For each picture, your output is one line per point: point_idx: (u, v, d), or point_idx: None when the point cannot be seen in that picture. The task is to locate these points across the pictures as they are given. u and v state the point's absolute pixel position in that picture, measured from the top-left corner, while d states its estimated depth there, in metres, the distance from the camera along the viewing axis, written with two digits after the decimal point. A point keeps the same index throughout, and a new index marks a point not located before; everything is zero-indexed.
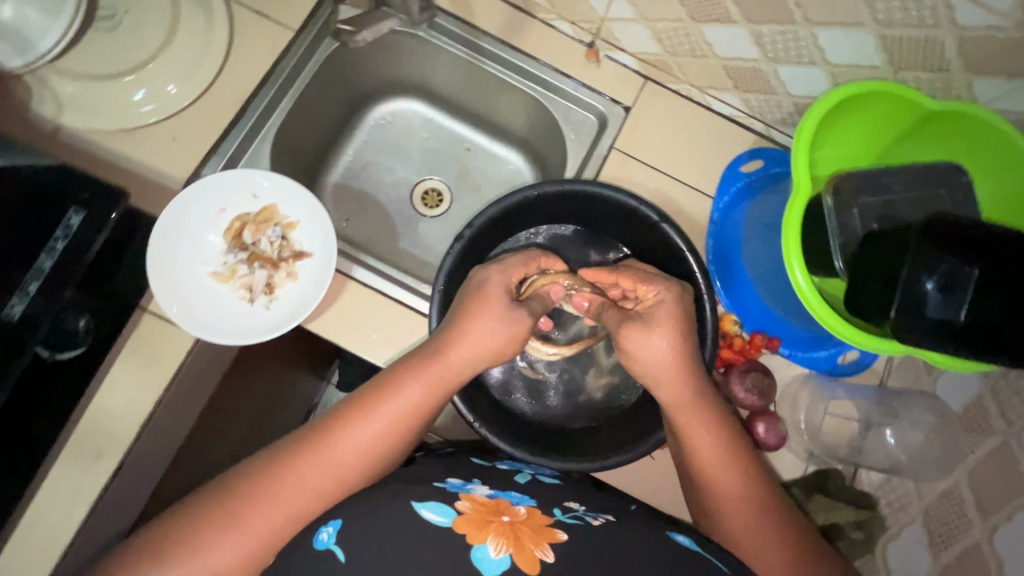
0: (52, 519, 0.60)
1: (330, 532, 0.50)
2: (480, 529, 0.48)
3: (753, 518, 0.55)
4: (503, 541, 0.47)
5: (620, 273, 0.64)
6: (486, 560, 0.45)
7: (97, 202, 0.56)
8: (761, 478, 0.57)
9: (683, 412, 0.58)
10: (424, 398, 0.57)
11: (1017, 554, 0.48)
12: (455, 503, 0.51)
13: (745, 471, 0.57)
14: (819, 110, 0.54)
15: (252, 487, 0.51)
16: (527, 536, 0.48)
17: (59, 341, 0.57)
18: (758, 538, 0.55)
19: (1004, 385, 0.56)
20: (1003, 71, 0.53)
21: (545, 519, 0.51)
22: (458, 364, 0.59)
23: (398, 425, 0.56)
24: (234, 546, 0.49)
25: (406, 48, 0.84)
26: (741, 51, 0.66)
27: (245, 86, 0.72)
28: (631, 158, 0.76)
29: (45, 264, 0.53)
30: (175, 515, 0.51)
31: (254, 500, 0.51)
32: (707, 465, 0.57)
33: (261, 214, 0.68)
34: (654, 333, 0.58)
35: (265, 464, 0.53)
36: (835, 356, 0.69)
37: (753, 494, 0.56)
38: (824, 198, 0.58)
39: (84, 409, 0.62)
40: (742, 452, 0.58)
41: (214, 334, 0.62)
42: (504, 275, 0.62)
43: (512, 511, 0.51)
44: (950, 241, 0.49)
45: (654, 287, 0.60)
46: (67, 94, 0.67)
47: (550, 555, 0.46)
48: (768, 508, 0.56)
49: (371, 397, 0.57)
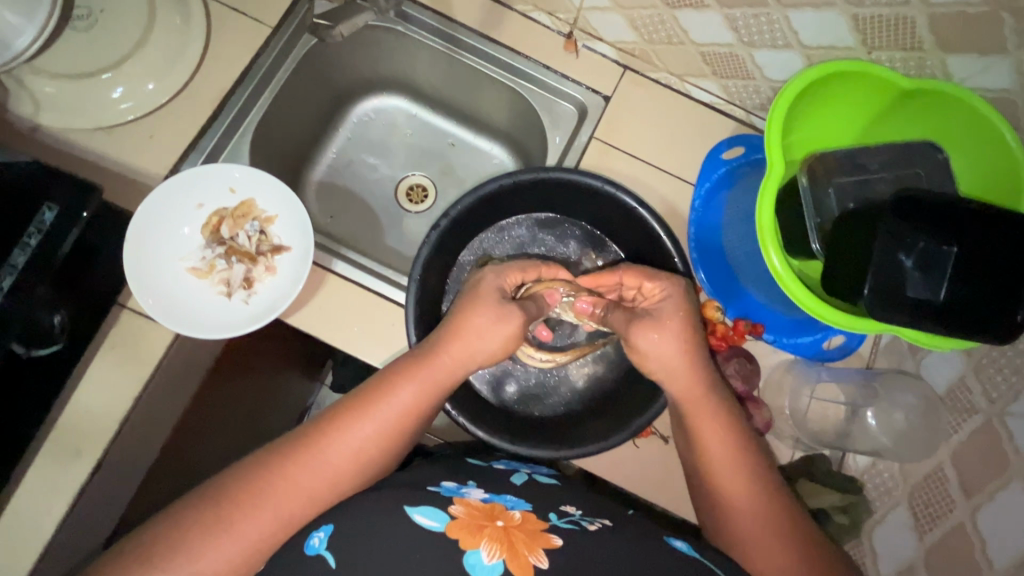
0: (31, 518, 0.60)
1: (322, 538, 0.48)
2: (473, 534, 0.46)
3: (762, 513, 0.53)
4: (496, 546, 0.45)
5: (623, 271, 0.63)
6: (478, 565, 0.43)
7: (71, 198, 0.56)
8: (766, 471, 0.56)
9: (691, 403, 0.57)
10: (418, 399, 0.57)
11: (999, 532, 0.48)
12: (449, 507, 0.49)
13: (750, 463, 0.55)
14: (790, 90, 0.54)
15: (239, 492, 0.49)
16: (522, 541, 0.46)
17: (34, 339, 0.56)
18: (767, 534, 0.52)
19: (986, 364, 0.55)
20: (975, 48, 0.53)
21: (540, 524, 0.49)
22: (452, 366, 0.59)
23: (394, 428, 0.56)
24: (224, 551, 0.48)
25: (385, 43, 0.84)
26: (716, 36, 0.66)
27: (223, 83, 0.72)
28: (611, 147, 0.76)
29: (19, 260, 0.53)
30: (154, 523, 0.49)
31: (240, 506, 0.49)
32: (712, 459, 0.56)
33: (239, 209, 0.68)
34: (658, 332, 0.57)
35: (256, 466, 0.51)
36: (820, 340, 0.68)
37: (759, 487, 0.54)
38: (799, 178, 0.58)
39: (63, 407, 0.62)
40: (747, 444, 0.56)
41: (191, 327, 0.62)
42: (498, 277, 0.64)
43: (506, 516, 0.50)
44: (924, 218, 0.50)
45: (661, 282, 0.60)
46: (45, 94, 0.67)
47: (545, 561, 0.44)
48: (776, 504, 0.53)
49: (363, 399, 0.56)
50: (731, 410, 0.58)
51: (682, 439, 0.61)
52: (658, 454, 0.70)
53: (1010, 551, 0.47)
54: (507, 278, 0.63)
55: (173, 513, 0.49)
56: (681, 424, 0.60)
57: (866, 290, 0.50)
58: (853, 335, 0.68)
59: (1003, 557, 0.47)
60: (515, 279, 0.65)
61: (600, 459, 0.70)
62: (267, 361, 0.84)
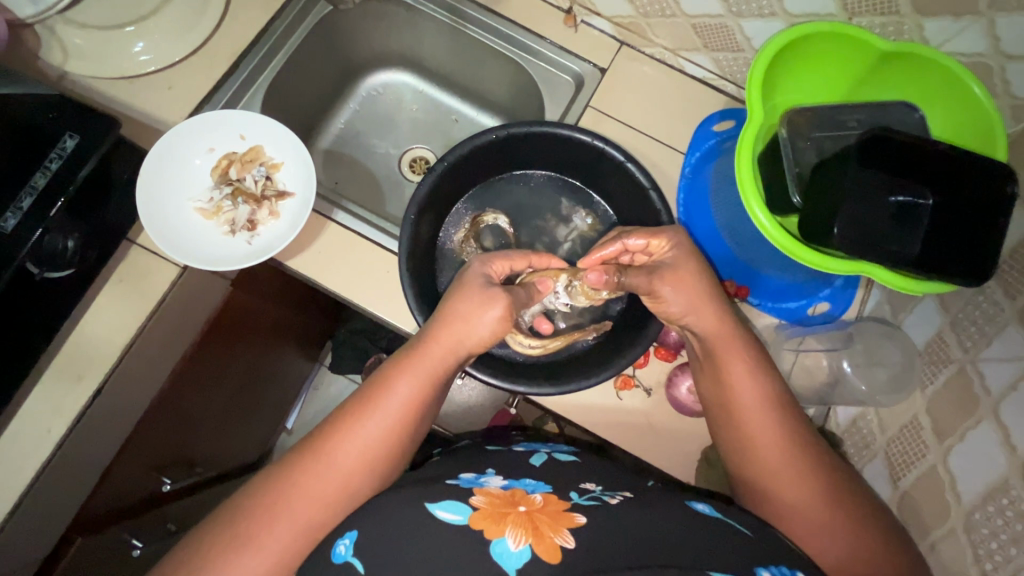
0: (33, 435, 0.62)
1: (348, 544, 0.50)
2: (497, 523, 0.47)
3: (782, 440, 0.55)
4: (521, 532, 0.46)
5: (626, 235, 0.66)
6: (506, 554, 0.44)
7: (91, 129, 0.60)
8: (784, 400, 0.57)
9: (716, 339, 0.60)
10: (417, 389, 0.58)
11: (969, 469, 0.49)
12: (470, 500, 0.50)
13: (773, 395, 0.57)
14: (776, 43, 0.57)
15: (256, 508, 0.52)
16: (546, 524, 0.47)
17: (48, 260, 0.59)
18: (777, 458, 0.54)
19: (962, 317, 0.56)
20: (949, 10, 0.55)
21: (562, 505, 0.50)
22: (448, 357, 0.61)
23: (397, 421, 0.57)
24: (253, 566, 0.50)
25: (394, 17, 0.88)
26: (707, 7, 0.69)
27: (240, 42, 0.77)
28: (605, 116, 0.78)
29: (39, 182, 0.57)
30: (182, 548, 0.51)
31: (258, 521, 0.51)
32: (738, 392, 0.57)
33: (248, 154, 0.73)
34: (667, 284, 0.61)
35: (270, 482, 0.54)
36: (805, 306, 0.70)
37: (778, 415, 0.56)
38: (779, 131, 0.62)
39: (70, 333, 0.65)
40: (768, 375, 0.58)
41: (195, 260, 0.66)
42: (483, 265, 0.67)
43: (528, 501, 0.51)
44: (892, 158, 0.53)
45: (667, 238, 0.63)
46: (74, 44, 0.72)
47: (570, 541, 0.45)
48: (793, 435, 0.55)
49: (366, 398, 0.58)
50: (750, 342, 0.60)
51: (703, 378, 0.62)
52: (642, 410, 0.71)
53: (978, 485, 0.48)
54: (494, 265, 0.67)
55: (199, 537, 0.51)
56: (704, 360, 0.61)
57: (834, 231, 0.52)
58: (837, 302, 0.70)
59: (972, 491, 0.48)
60: (502, 267, 0.68)
61: (585, 412, 0.71)
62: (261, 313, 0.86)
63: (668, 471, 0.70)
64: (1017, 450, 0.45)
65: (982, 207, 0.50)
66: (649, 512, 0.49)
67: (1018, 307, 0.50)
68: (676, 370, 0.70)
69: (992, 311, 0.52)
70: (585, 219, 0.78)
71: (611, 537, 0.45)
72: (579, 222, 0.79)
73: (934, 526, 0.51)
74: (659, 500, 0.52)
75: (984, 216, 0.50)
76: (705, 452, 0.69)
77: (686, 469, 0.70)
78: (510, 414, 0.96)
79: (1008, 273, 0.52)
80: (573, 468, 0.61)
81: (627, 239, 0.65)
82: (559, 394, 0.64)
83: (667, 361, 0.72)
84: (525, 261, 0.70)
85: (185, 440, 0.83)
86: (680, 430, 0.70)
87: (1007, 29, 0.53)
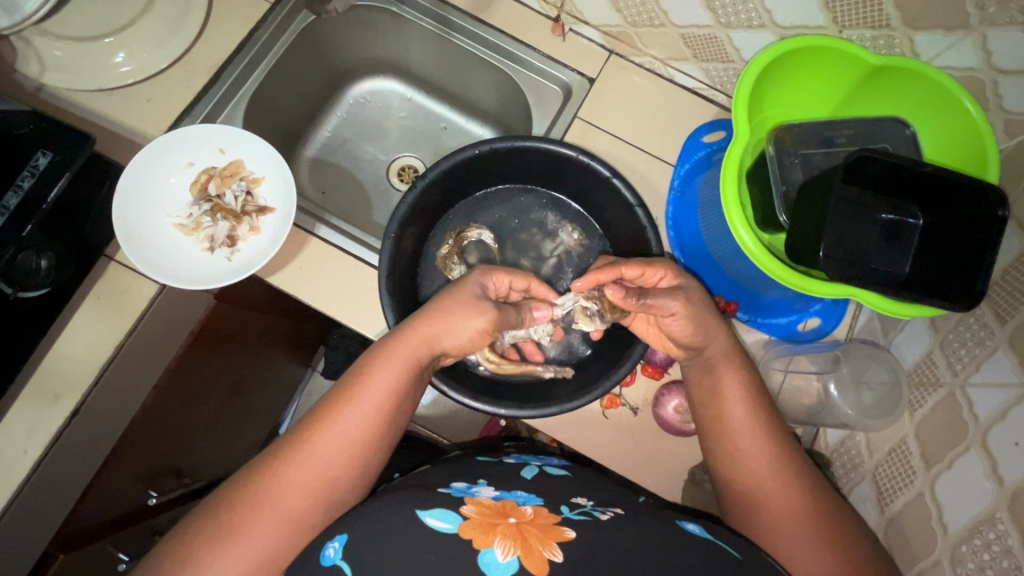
0: (9, 458, 0.62)
1: (337, 547, 0.48)
2: (486, 533, 0.46)
3: (769, 468, 0.54)
4: (510, 543, 0.45)
5: (620, 264, 0.63)
6: (493, 564, 0.43)
7: (64, 145, 0.59)
8: (775, 424, 0.57)
9: (720, 357, 0.60)
10: (393, 382, 0.57)
11: (955, 498, 0.48)
12: (460, 508, 0.49)
13: (764, 419, 0.57)
14: (761, 61, 0.56)
15: (231, 515, 0.50)
16: (535, 537, 0.46)
17: (18, 278, 0.58)
18: (764, 481, 0.53)
19: (952, 339, 0.55)
20: (940, 24, 0.54)
21: (552, 518, 0.49)
22: (424, 350, 0.59)
23: (375, 416, 0.56)
24: (235, 561, 0.48)
25: (380, 24, 0.87)
26: (695, 17, 0.68)
27: (221, 53, 0.76)
28: (594, 127, 0.77)
29: (11, 202, 0.56)
30: (151, 561, 0.49)
31: (241, 517, 0.50)
32: (728, 413, 0.57)
33: (228, 168, 0.72)
34: (684, 301, 0.59)
35: (249, 477, 0.52)
36: (796, 322, 0.69)
37: (768, 434, 0.55)
38: (766, 149, 0.61)
39: (46, 353, 0.64)
40: (759, 399, 0.58)
41: (174, 277, 0.66)
42: (484, 276, 0.65)
43: (518, 513, 0.50)
44: (879, 174, 0.53)
45: (663, 265, 0.61)
46: (53, 56, 0.71)
47: (559, 554, 0.44)
48: (783, 459, 0.54)
49: (343, 392, 0.57)
50: (747, 364, 0.60)
51: (697, 395, 0.61)
52: (629, 428, 0.70)
53: (964, 517, 0.47)
54: (494, 277, 0.65)
55: (177, 537, 0.50)
56: (701, 375, 0.61)
57: (820, 254, 0.52)
58: (829, 317, 0.69)
59: (958, 523, 0.47)
60: (501, 282, 0.67)
61: (572, 430, 0.70)
62: (241, 324, 0.85)
63: (656, 490, 0.69)
64: (1004, 482, 0.44)
65: (973, 230, 0.49)
66: (634, 529, 0.48)
67: (1009, 331, 0.48)
68: (662, 389, 0.70)
69: (982, 334, 0.51)
70: (571, 234, 0.77)
71: (592, 551, 0.44)
72: (565, 238, 0.78)
73: (920, 556, 0.50)
74: (651, 518, 0.50)
75: (973, 236, 0.49)
76: (691, 471, 0.68)
77: (674, 487, 0.69)
78: (500, 424, 0.98)
79: (997, 296, 0.51)
80: (558, 480, 0.60)
81: (625, 268, 0.62)
82: (541, 417, 0.63)
83: (654, 379, 0.71)
84: (525, 282, 0.68)
85: (173, 451, 0.82)
86: (667, 449, 0.69)
87: (999, 44, 0.52)
